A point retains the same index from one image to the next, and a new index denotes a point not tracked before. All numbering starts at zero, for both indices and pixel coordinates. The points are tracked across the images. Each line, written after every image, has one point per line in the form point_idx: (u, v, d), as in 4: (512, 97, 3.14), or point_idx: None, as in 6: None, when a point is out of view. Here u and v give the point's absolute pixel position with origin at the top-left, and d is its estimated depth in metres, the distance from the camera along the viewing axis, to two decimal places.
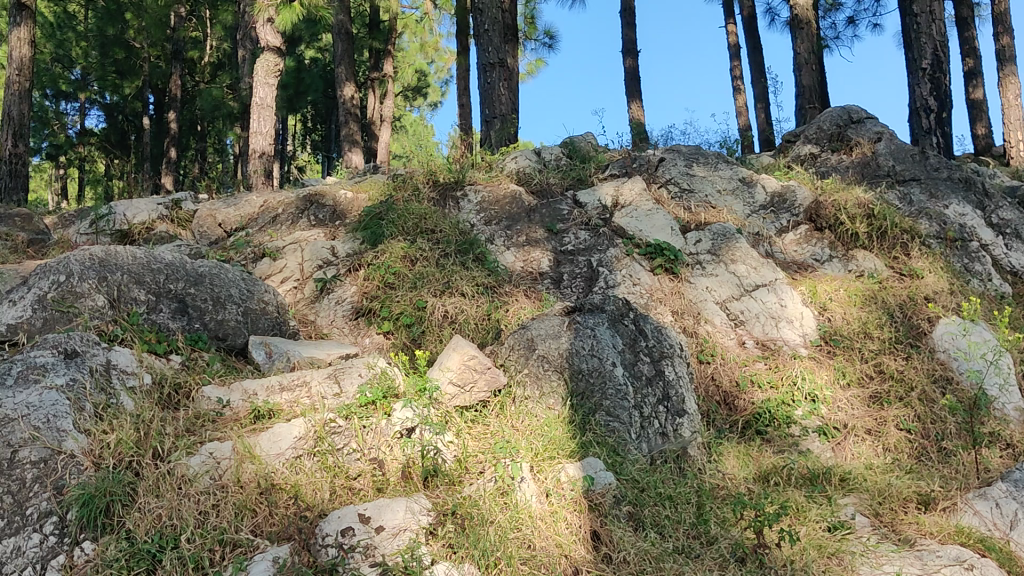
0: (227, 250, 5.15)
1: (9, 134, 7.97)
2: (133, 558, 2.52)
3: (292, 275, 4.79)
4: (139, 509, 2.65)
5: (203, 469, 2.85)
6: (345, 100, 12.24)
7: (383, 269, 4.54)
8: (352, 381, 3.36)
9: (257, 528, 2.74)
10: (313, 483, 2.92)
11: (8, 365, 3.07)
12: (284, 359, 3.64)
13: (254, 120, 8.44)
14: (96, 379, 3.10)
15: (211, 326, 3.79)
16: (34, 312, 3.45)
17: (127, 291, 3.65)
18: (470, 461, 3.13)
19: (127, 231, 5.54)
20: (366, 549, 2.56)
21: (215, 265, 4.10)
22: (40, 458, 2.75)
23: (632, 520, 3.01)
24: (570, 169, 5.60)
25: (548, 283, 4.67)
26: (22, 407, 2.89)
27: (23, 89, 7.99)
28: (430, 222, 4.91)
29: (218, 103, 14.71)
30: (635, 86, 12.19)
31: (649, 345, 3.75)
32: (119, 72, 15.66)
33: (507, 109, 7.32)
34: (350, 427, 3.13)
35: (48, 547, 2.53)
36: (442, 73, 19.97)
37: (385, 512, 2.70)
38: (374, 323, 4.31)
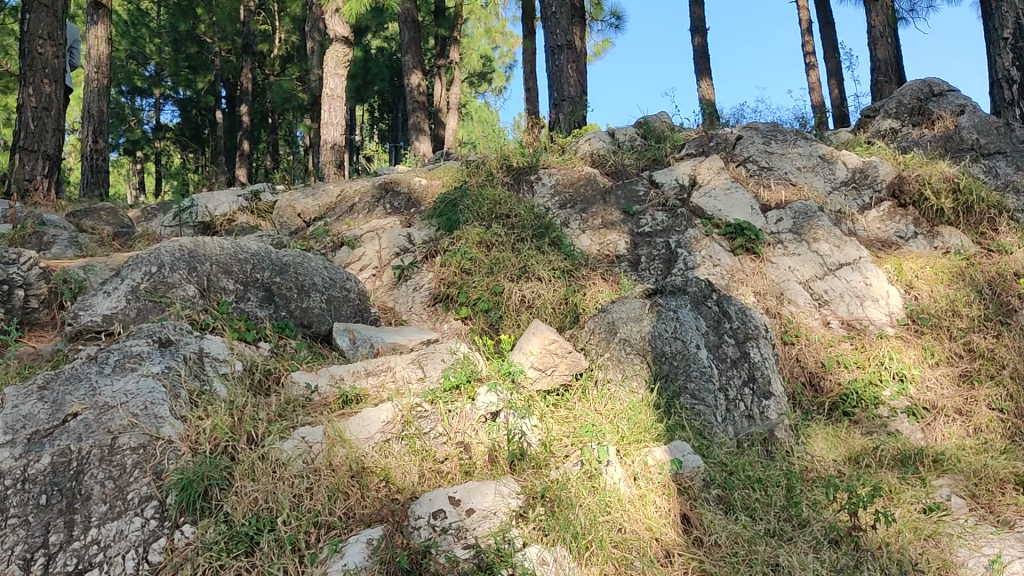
0: (306, 240, 5.26)
1: (90, 132, 8.21)
2: (232, 540, 2.58)
3: (371, 263, 4.85)
4: (236, 493, 2.72)
5: (296, 453, 2.90)
6: (412, 88, 12.30)
7: (459, 255, 4.54)
8: (435, 365, 3.38)
9: (350, 511, 2.78)
10: (403, 467, 2.94)
11: (106, 353, 3.18)
12: (368, 345, 3.68)
13: (324, 110, 8.52)
14: (189, 367, 3.19)
15: (297, 314, 3.87)
16: (128, 303, 3.50)
17: (217, 281, 3.74)
18: (555, 445, 3.09)
19: (209, 223, 5.68)
20: (458, 531, 2.56)
21: (298, 254, 4.17)
22: (140, 444, 2.82)
23: (722, 503, 2.98)
24: (645, 150, 5.54)
25: (626, 266, 4.64)
26: (121, 394, 2.98)
27: (103, 86, 8.17)
28: (505, 207, 4.87)
29: (288, 96, 14.92)
30: (704, 65, 12.02)
31: (733, 327, 3.69)
32: (192, 67, 15.96)
33: (575, 92, 7.26)
34: (435, 411, 3.14)
35: (149, 531, 2.60)
36: (508, 58, 20.20)
37: (474, 494, 2.71)
38: (452, 309, 4.33)
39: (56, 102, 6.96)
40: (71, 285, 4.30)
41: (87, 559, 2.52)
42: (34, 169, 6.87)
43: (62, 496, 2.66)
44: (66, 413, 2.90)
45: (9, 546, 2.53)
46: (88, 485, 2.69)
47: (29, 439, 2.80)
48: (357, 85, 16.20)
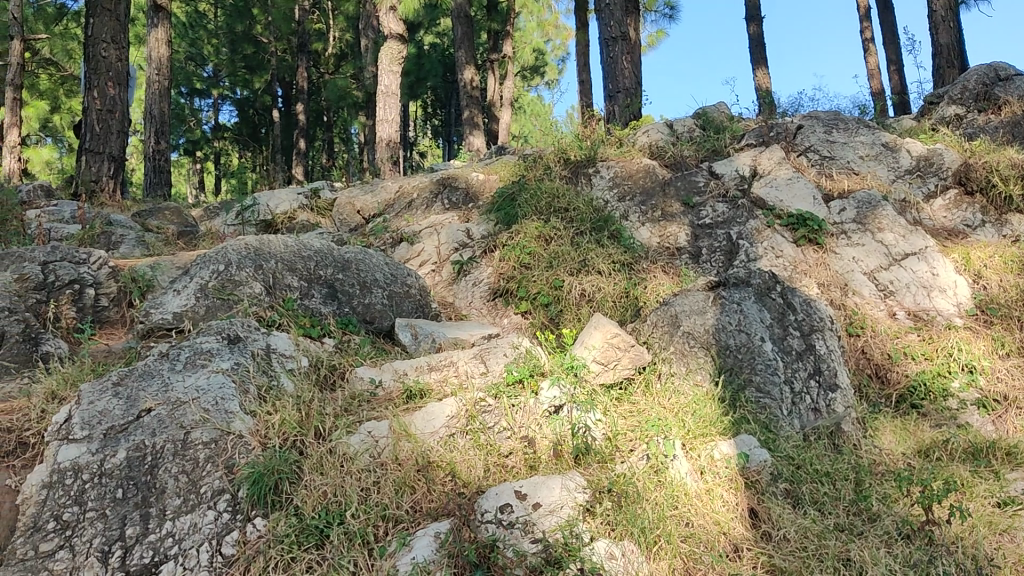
0: (366, 237, 5.32)
1: (153, 133, 8.36)
2: (303, 533, 2.62)
3: (430, 259, 4.90)
4: (305, 486, 2.76)
5: (363, 447, 2.94)
6: (465, 83, 12.33)
7: (518, 250, 4.55)
8: (498, 360, 3.41)
9: (417, 504, 2.79)
10: (468, 461, 2.95)
11: (177, 350, 3.26)
12: (430, 340, 3.71)
13: (380, 107, 8.58)
14: (258, 363, 3.25)
15: (359, 310, 3.91)
16: (196, 300, 3.59)
17: (282, 278, 3.81)
18: (620, 439, 3.06)
19: (271, 222, 5.76)
20: (526, 525, 2.57)
21: (360, 251, 4.21)
22: (211, 439, 2.88)
23: (789, 497, 2.95)
24: (704, 140, 5.47)
25: (686, 258, 4.61)
26: (193, 390, 3.05)
27: (164, 87, 8.32)
28: (563, 200, 4.85)
29: (344, 94, 15.06)
30: (760, 54, 11.87)
31: (799, 318, 3.66)
32: (249, 67, 16.19)
33: (631, 83, 7.22)
34: (499, 406, 3.16)
35: (222, 524, 2.65)
36: (560, 50, 20.09)
37: (541, 489, 2.71)
38: (511, 303, 4.34)
39: (120, 104, 7.11)
40: (139, 283, 4.44)
41: (162, 551, 2.58)
42: (100, 170, 7.03)
43: (137, 490, 2.73)
44: (140, 409, 2.97)
45: (87, 539, 2.60)
46: (162, 479, 2.76)
47: (106, 434, 2.87)
48: (411, 81, 16.29)
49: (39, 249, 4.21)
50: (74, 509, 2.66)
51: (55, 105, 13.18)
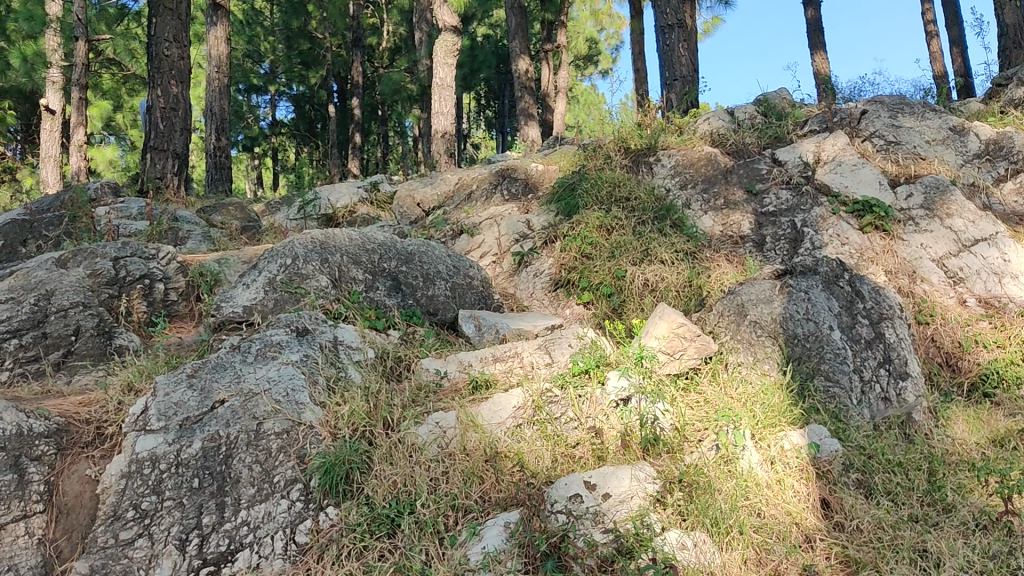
0: (426, 229, 5.39)
1: (214, 129, 8.51)
2: (375, 522, 2.66)
3: (491, 250, 4.94)
4: (376, 476, 2.80)
5: (431, 438, 2.97)
6: (520, 74, 12.32)
7: (579, 240, 4.53)
8: (563, 350, 3.41)
9: (486, 494, 2.80)
10: (535, 451, 2.95)
11: (248, 343, 3.34)
12: (493, 332, 3.71)
13: (435, 99, 8.62)
14: (326, 355, 3.30)
15: (423, 302, 3.93)
16: (265, 294, 3.66)
17: (347, 271, 3.86)
18: (689, 429, 3.05)
19: (332, 216, 5.89)
20: (596, 515, 2.56)
21: (422, 243, 4.24)
22: (283, 429, 2.93)
23: (861, 488, 2.92)
24: (766, 127, 5.40)
25: (750, 246, 4.56)
26: (264, 382, 3.11)
27: (224, 84, 8.45)
28: (624, 190, 4.84)
29: (398, 87, 15.16)
30: (818, 39, 11.68)
31: (867, 307, 3.60)
32: (304, 62, 16.54)
33: (688, 71, 7.15)
34: (566, 397, 3.15)
35: (296, 512, 2.71)
36: (613, 39, 19.99)
37: (610, 479, 2.70)
38: (573, 294, 4.34)
39: (183, 101, 7.23)
40: (207, 278, 4.49)
41: (238, 539, 2.64)
42: (165, 167, 7.16)
43: (213, 479, 2.79)
44: (214, 400, 3.04)
45: (166, 527, 2.66)
46: (236, 468, 2.81)
47: (181, 425, 2.94)
48: (465, 73, 16.32)
49: (110, 245, 4.29)
50: (153, 498, 2.73)
51: (118, 104, 13.47)
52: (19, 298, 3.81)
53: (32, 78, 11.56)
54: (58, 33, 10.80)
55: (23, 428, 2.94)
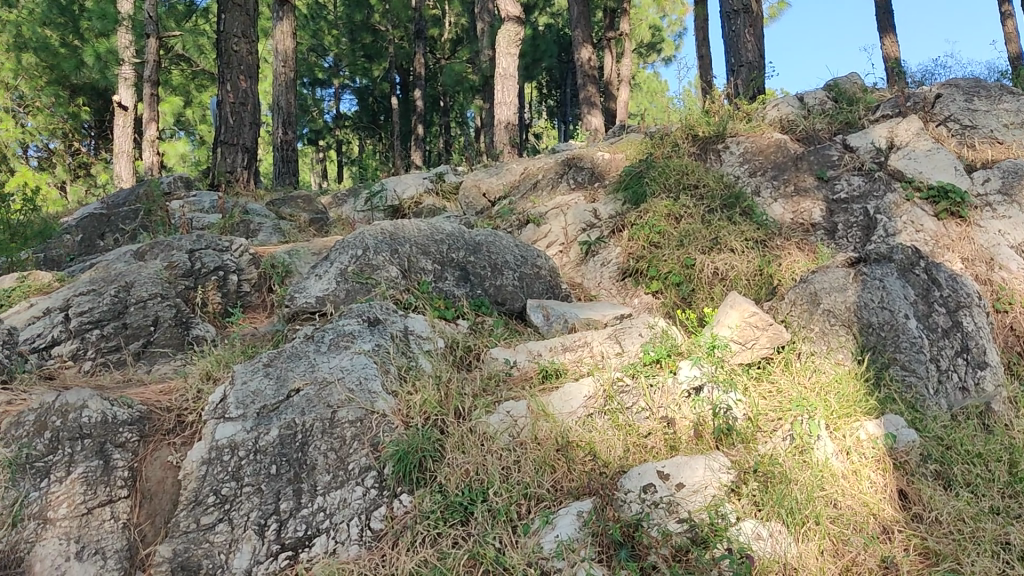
0: (493, 219, 5.48)
1: (280, 123, 8.65)
2: (448, 509, 2.70)
3: (558, 239, 4.97)
4: (448, 464, 2.84)
5: (502, 428, 2.98)
6: (582, 63, 12.26)
7: (647, 229, 4.50)
8: (633, 340, 3.41)
9: (558, 483, 2.80)
10: (607, 441, 2.94)
11: (322, 334, 3.40)
12: (562, 322, 3.71)
13: (498, 90, 8.64)
14: (397, 345, 3.34)
15: (491, 292, 3.95)
16: (337, 285, 3.72)
17: (416, 262, 3.90)
18: (762, 419, 3.01)
19: (398, 207, 5.99)
20: (670, 505, 2.57)
21: (490, 233, 4.26)
22: (357, 418, 2.98)
23: (940, 479, 2.86)
24: (837, 113, 5.29)
25: (821, 234, 4.49)
26: (338, 370, 3.17)
27: (290, 79, 8.58)
28: (693, 177, 4.80)
29: (460, 78, 15.20)
30: (887, 21, 11.42)
31: (944, 295, 3.54)
32: (367, 55, 16.76)
33: (755, 56, 7.04)
34: (637, 386, 3.14)
35: (370, 499, 2.76)
36: (676, 26, 19.80)
37: (683, 469, 2.70)
38: (642, 283, 4.32)
39: (251, 96, 7.35)
40: (279, 270, 4.56)
41: (315, 525, 2.70)
42: (235, 162, 7.32)
43: (290, 466, 2.84)
44: (290, 389, 3.10)
45: (245, 512, 2.73)
46: (312, 455, 2.87)
47: (259, 412, 3.01)
48: (527, 63, 16.30)
49: (186, 239, 4.44)
50: (232, 484, 2.80)
51: (187, 99, 13.75)
52: (100, 290, 3.93)
53: (105, 74, 11.85)
54: (129, 30, 11.06)
55: (107, 416, 3.06)
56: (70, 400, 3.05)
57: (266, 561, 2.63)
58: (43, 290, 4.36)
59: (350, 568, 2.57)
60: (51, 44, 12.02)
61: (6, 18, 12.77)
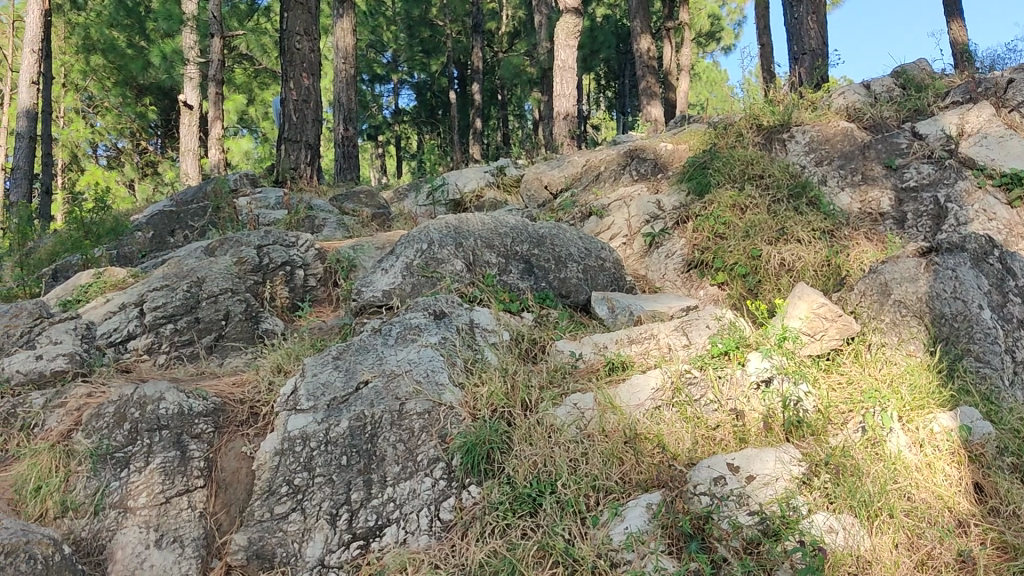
0: (555, 212, 5.52)
1: (341, 119, 8.75)
2: (516, 501, 2.72)
3: (621, 231, 4.96)
4: (516, 456, 2.86)
5: (570, 419, 2.99)
6: (641, 53, 12.17)
7: (712, 220, 4.48)
8: (701, 332, 3.39)
9: (626, 475, 2.81)
10: (676, 433, 2.94)
11: (389, 327, 3.45)
12: (627, 314, 3.70)
13: (557, 82, 8.62)
14: (463, 337, 3.37)
15: (555, 284, 3.96)
16: (403, 278, 3.78)
17: (481, 255, 3.93)
18: (832, 411, 2.97)
19: (460, 201, 6.07)
20: (740, 497, 2.55)
21: (554, 226, 4.28)
22: (425, 410, 3.01)
23: (1017, 472, 2.79)
24: (905, 100, 5.17)
25: (890, 224, 4.41)
26: (405, 363, 3.21)
27: (349, 75, 8.67)
28: (758, 167, 4.75)
29: (518, 71, 15.20)
30: (954, 5, 11.15)
31: (1017, 286, 3.57)
32: (426, 50, 16.87)
33: (818, 43, 6.92)
34: (705, 378, 3.13)
35: (440, 490, 2.79)
36: (735, 14, 19.57)
37: (754, 461, 2.70)
38: (707, 275, 4.29)
39: (314, 94, 7.44)
40: (344, 264, 4.61)
41: (385, 515, 2.75)
42: (298, 158, 7.46)
43: (360, 457, 2.89)
44: (359, 381, 3.15)
45: (317, 502, 2.79)
46: (382, 447, 2.91)
47: (329, 405, 3.08)
48: (585, 54, 16.24)
49: (254, 235, 4.53)
50: (304, 474, 2.86)
51: (250, 98, 13.98)
52: (173, 285, 4.02)
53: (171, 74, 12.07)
54: (194, 31, 11.25)
55: (183, 407, 3.14)
56: (147, 392, 3.14)
57: (338, 550, 2.68)
58: (118, 285, 4.49)
59: (420, 558, 2.61)
60: (118, 45, 12.29)
61: (75, 21, 13.09)
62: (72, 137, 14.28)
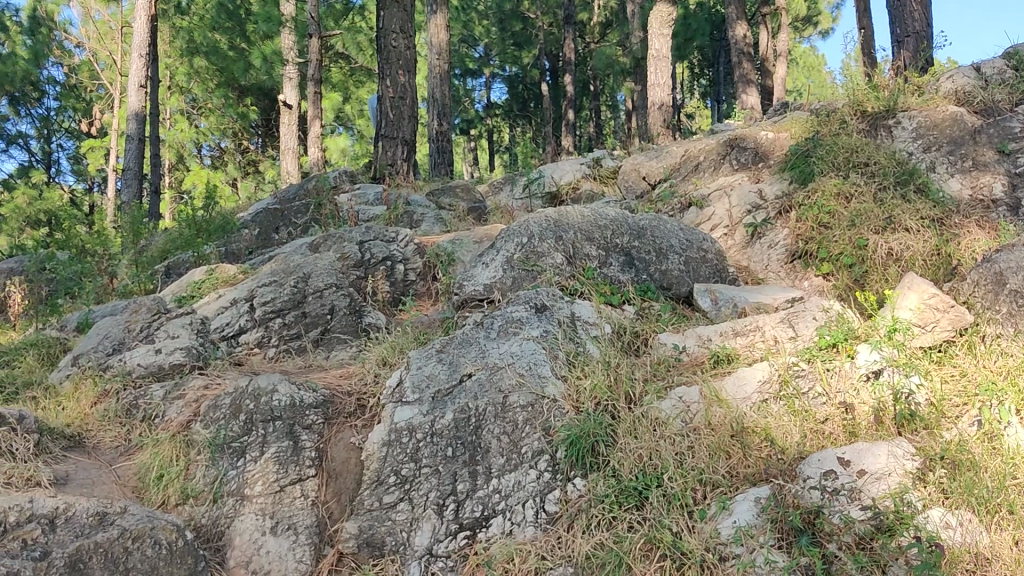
0: (654, 203, 5.52)
1: (436, 114, 8.86)
2: (622, 494, 2.72)
3: (722, 222, 4.95)
4: (621, 449, 2.86)
5: (675, 413, 2.99)
6: (737, 40, 11.95)
7: (816, 210, 4.40)
8: (807, 324, 3.35)
9: (733, 469, 2.78)
10: (783, 427, 2.90)
11: (492, 320, 3.50)
12: (731, 306, 3.68)
13: (651, 71, 8.55)
14: (564, 331, 3.39)
15: (657, 277, 3.95)
16: (504, 273, 3.84)
17: (581, 248, 3.94)
18: (945, 405, 2.90)
19: (556, 194, 6.09)
20: (852, 492, 2.52)
21: (654, 218, 4.27)
22: (528, 403, 3.03)
23: None
24: (1018, 82, 4.94)
25: (1004, 211, 4.27)
26: (508, 356, 3.24)
27: (444, 70, 8.77)
28: (863, 154, 4.63)
29: (611, 62, 15.10)
30: None
31: None
32: (518, 43, 16.91)
33: (922, 25, 6.71)
34: (813, 371, 3.09)
35: (545, 482, 2.82)
36: None
37: (866, 455, 2.65)
38: (812, 265, 4.24)
39: (410, 90, 7.53)
40: (442, 258, 4.64)
41: (491, 506, 2.80)
42: (395, 154, 7.58)
43: (465, 449, 2.95)
44: (463, 374, 3.21)
45: (424, 492, 2.86)
46: (486, 439, 2.96)
47: (434, 397, 3.14)
48: (679, 43, 16.04)
49: (355, 232, 4.67)
50: (411, 465, 2.94)
51: (346, 95, 14.24)
52: (281, 281, 4.14)
53: (270, 75, 12.37)
54: (293, 31, 11.51)
55: (295, 399, 3.23)
56: (261, 384, 3.24)
57: (446, 539, 2.75)
58: (230, 282, 4.65)
59: (527, 549, 2.65)
60: (220, 48, 12.65)
61: (179, 25, 13.53)
62: (179, 138, 14.81)
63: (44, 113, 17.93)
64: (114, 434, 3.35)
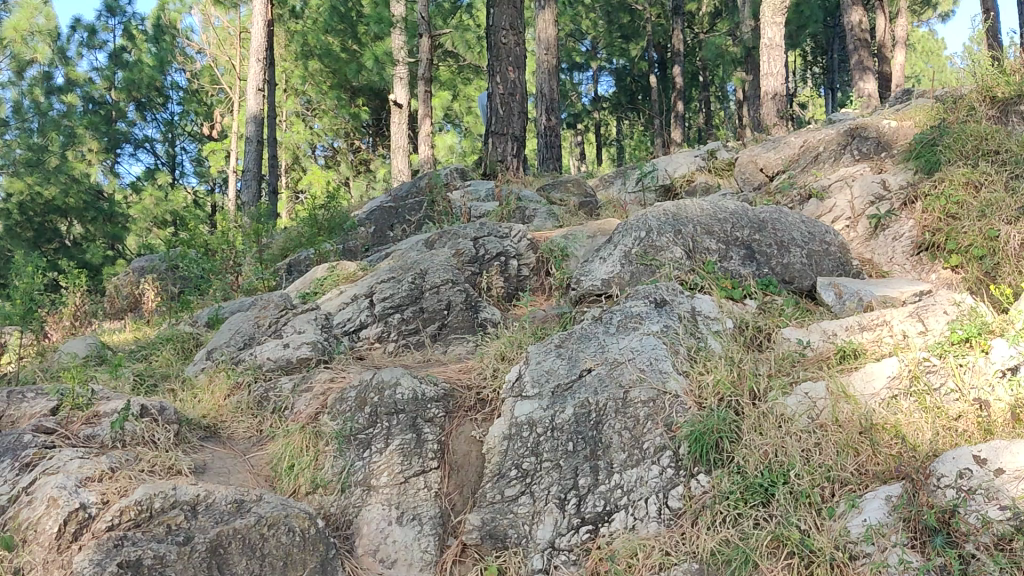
0: (772, 195, 5.44)
1: (546, 109, 8.90)
2: (748, 490, 2.71)
3: (844, 214, 4.84)
4: (746, 445, 2.83)
5: (801, 409, 2.95)
6: (852, 27, 11.60)
7: (944, 200, 4.25)
8: (938, 319, 3.23)
9: (862, 467, 2.74)
10: (915, 425, 2.83)
11: (611, 315, 3.51)
12: (856, 299, 3.59)
13: (763, 62, 8.41)
14: (685, 326, 3.37)
15: (778, 270, 3.88)
16: (621, 267, 3.86)
17: (700, 242, 3.91)
18: None
19: (670, 187, 6.05)
20: (990, 491, 2.40)
21: (775, 210, 4.21)
22: (649, 398, 3.03)
23: None
24: None
25: None
26: (628, 351, 3.25)
27: (552, 66, 8.79)
28: (993, 142, 4.45)
29: (721, 52, 14.85)
30: None
31: None
32: (625, 36, 16.81)
33: None
34: (946, 366, 2.98)
35: (668, 478, 2.82)
36: None
37: (1004, 453, 2.50)
38: (940, 257, 4.11)
39: (520, 86, 7.57)
40: (556, 253, 4.58)
41: (613, 501, 2.81)
42: (506, 150, 7.63)
43: (586, 443, 2.97)
44: (582, 368, 3.23)
45: (546, 486, 2.90)
46: (608, 434, 2.97)
47: (554, 391, 3.18)
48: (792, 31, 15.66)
49: (470, 227, 4.74)
50: (533, 459, 2.99)
51: (455, 93, 14.41)
52: (399, 277, 4.25)
53: (382, 74, 12.59)
54: (404, 32, 11.71)
55: (417, 393, 3.33)
56: (385, 378, 3.35)
57: (568, 533, 2.78)
58: (350, 278, 4.77)
59: (651, 545, 2.66)
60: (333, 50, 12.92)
61: (294, 29, 13.90)
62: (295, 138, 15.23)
63: (168, 117, 18.60)
64: (247, 425, 3.49)
